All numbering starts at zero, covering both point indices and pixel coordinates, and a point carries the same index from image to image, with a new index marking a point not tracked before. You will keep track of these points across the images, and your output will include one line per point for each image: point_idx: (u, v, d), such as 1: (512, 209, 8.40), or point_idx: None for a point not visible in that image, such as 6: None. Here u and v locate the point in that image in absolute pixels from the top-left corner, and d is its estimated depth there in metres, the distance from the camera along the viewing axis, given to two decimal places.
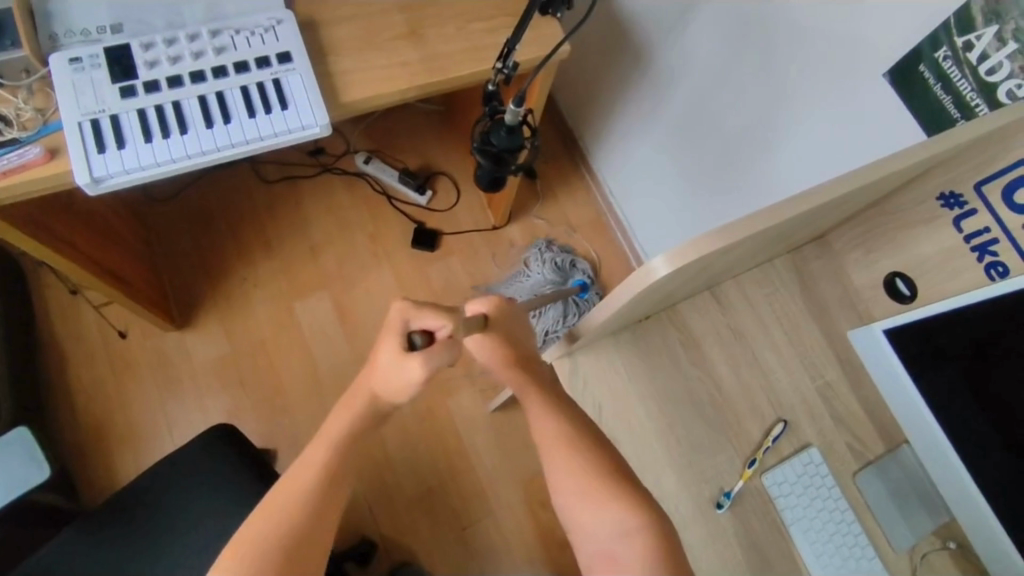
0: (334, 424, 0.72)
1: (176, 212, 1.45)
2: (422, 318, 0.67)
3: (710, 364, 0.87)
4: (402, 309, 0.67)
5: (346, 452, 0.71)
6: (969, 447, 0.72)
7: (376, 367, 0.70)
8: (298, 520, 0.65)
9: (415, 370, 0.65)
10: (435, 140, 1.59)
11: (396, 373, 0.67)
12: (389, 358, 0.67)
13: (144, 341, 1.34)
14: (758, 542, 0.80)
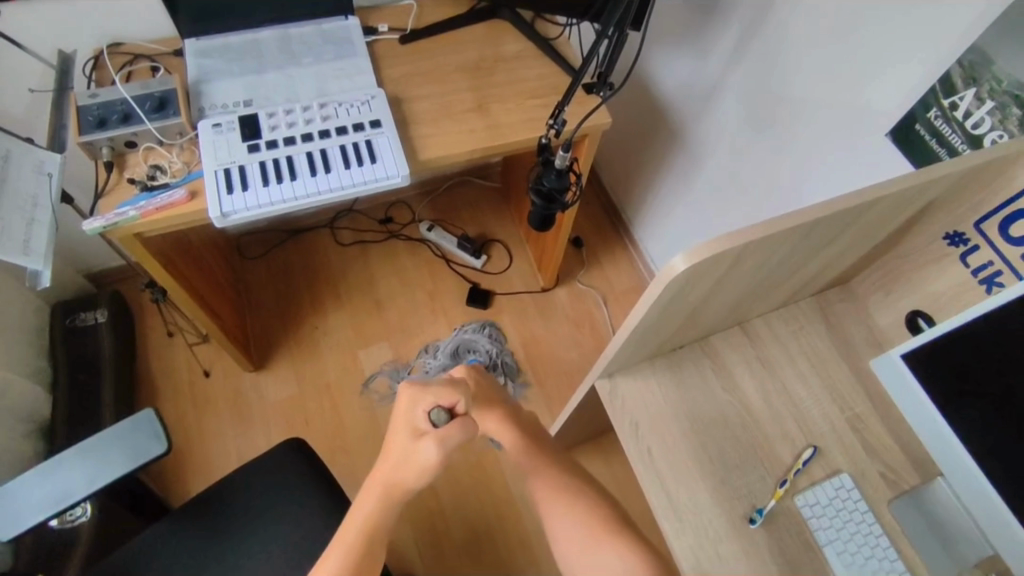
0: (346, 532, 0.69)
1: (262, 268, 1.65)
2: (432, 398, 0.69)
3: (740, 390, 0.93)
4: (410, 394, 0.69)
5: (359, 561, 0.68)
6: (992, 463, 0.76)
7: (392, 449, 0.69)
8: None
9: (432, 451, 0.67)
10: (491, 212, 1.78)
11: (413, 456, 0.67)
12: (405, 448, 0.69)
13: (224, 378, 1.50)
14: (792, 561, 0.83)
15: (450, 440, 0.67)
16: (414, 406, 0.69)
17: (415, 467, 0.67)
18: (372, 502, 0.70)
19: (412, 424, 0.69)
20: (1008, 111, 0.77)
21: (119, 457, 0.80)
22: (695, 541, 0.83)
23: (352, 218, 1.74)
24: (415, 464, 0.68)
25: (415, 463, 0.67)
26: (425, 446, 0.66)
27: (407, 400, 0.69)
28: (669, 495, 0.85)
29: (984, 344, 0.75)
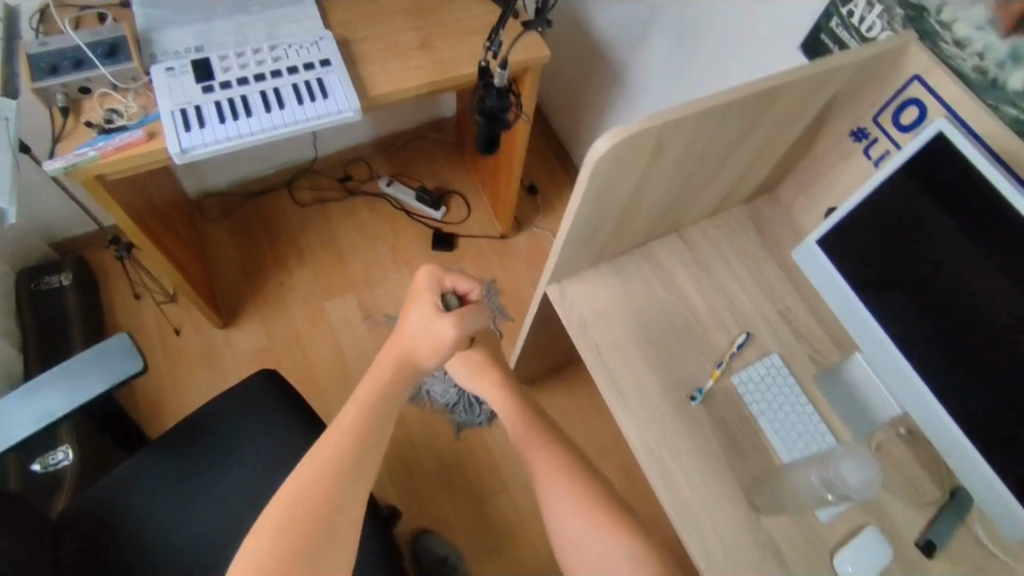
0: (361, 399, 0.75)
1: (224, 230, 1.68)
2: (453, 282, 0.82)
3: (679, 289, 1.02)
4: (434, 275, 0.82)
5: (357, 448, 0.70)
6: (891, 321, 0.87)
7: (411, 323, 0.80)
8: (336, 482, 0.66)
9: (449, 327, 0.78)
10: (448, 165, 1.83)
11: (432, 330, 0.78)
12: (423, 318, 0.80)
13: (194, 336, 1.53)
14: (729, 430, 0.92)
15: (463, 320, 0.79)
16: (434, 286, 0.82)
17: (431, 339, 0.78)
18: (362, 405, 0.74)
19: (430, 300, 0.80)
20: (893, 12, 0.86)
21: (100, 376, 0.85)
22: (642, 419, 0.92)
23: (311, 178, 1.78)
24: (431, 335, 0.79)
25: (432, 335, 0.78)
26: (445, 321, 0.78)
27: (431, 278, 0.81)
28: (617, 381, 0.94)
29: (880, 218, 0.85)
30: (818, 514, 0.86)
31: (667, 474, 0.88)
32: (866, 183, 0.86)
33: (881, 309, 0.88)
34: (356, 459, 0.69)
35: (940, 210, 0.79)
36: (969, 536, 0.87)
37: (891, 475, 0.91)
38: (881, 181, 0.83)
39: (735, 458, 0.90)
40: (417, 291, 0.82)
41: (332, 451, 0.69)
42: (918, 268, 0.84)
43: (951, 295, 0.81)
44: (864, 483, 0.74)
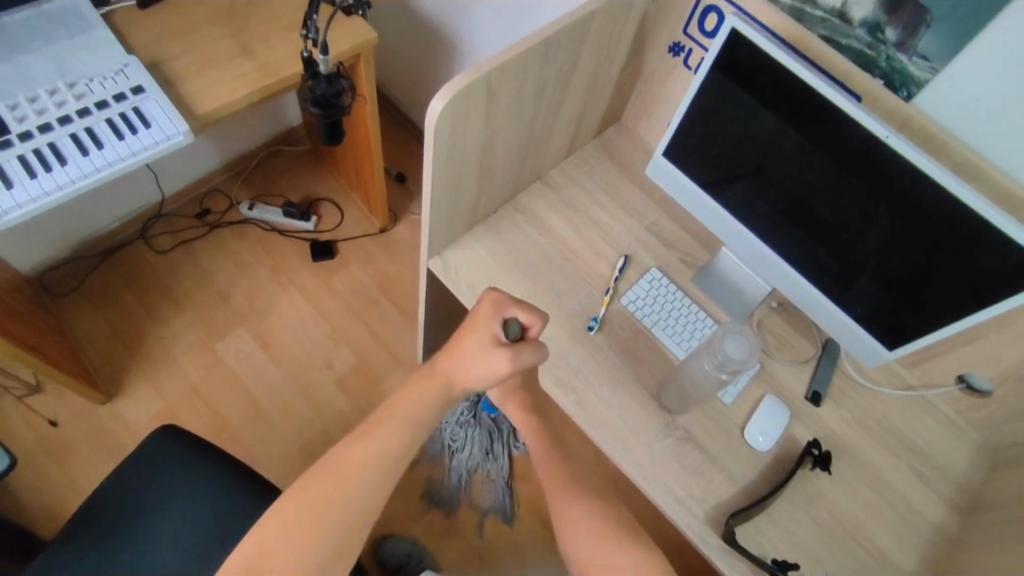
0: (389, 422, 0.70)
1: (80, 298, 1.53)
2: (518, 312, 0.71)
3: (553, 231, 1.06)
4: (498, 301, 0.71)
5: (382, 463, 0.68)
6: (739, 209, 0.98)
7: (466, 345, 0.71)
8: (341, 510, 0.65)
9: (502, 363, 0.68)
10: (308, 174, 1.77)
11: (483, 360, 0.69)
12: (479, 344, 0.70)
13: (75, 420, 1.40)
14: (630, 347, 0.98)
15: (518, 356, 0.69)
16: (498, 311, 0.71)
17: (481, 370, 0.69)
18: (400, 414, 0.70)
19: (491, 326, 0.70)
20: None
21: None
22: (549, 360, 0.95)
23: (166, 221, 1.66)
24: (484, 369, 0.70)
25: (485, 367, 0.69)
26: (501, 356, 0.68)
27: (495, 304, 0.71)
28: None
29: (705, 121, 0.93)
30: (722, 397, 0.97)
31: (586, 404, 0.93)
32: (685, 92, 0.93)
33: (728, 201, 0.98)
34: (366, 488, 0.67)
35: (751, 103, 0.86)
36: (839, 375, 1.03)
37: (773, 345, 1.03)
38: (695, 92, 0.90)
39: (641, 371, 0.97)
40: (483, 307, 0.72)
41: (350, 475, 0.67)
42: (745, 158, 0.93)
43: (776, 174, 0.91)
44: (746, 353, 0.84)
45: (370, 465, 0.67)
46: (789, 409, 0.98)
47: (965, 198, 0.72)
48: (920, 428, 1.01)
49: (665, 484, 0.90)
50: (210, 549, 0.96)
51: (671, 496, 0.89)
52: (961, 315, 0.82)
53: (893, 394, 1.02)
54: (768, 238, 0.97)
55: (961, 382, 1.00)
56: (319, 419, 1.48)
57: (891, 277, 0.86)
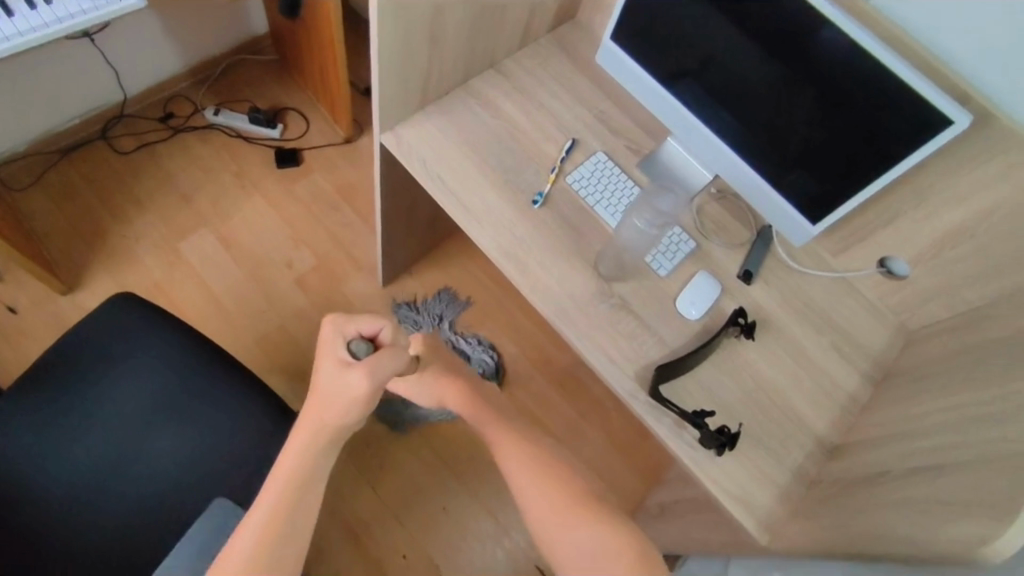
0: (279, 480, 0.68)
1: (40, 193, 1.54)
2: (360, 325, 0.72)
3: (505, 114, 1.09)
4: (336, 325, 0.71)
5: (294, 505, 0.66)
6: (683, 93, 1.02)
7: (323, 386, 0.69)
8: (263, 556, 0.63)
9: (360, 378, 0.67)
10: (274, 84, 1.77)
11: (340, 388, 0.67)
12: (333, 375, 0.68)
13: (35, 308, 1.42)
14: (573, 222, 1.03)
15: (376, 368, 0.68)
16: (336, 339, 0.71)
17: (343, 400, 0.68)
18: (293, 457, 0.69)
19: (340, 355, 0.69)
20: None
21: None
22: (492, 229, 1.00)
23: (127, 122, 1.65)
24: (342, 393, 0.67)
25: (342, 396, 0.68)
26: (354, 374, 0.67)
27: (334, 328, 0.71)
28: (466, 203, 1.01)
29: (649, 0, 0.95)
30: (657, 270, 1.02)
31: (526, 270, 0.98)
32: None
33: (670, 83, 1.02)
34: (278, 547, 0.64)
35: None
36: (770, 258, 1.09)
37: (709, 228, 1.09)
38: None
39: (582, 244, 1.01)
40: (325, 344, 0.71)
41: (250, 541, 0.64)
42: (689, 37, 0.95)
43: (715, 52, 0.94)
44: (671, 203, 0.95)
45: (270, 525, 0.64)
46: (719, 284, 1.04)
47: (885, 60, 0.77)
48: (843, 310, 1.08)
49: (598, 345, 0.96)
50: (164, 402, 0.99)
51: (604, 354, 0.95)
52: (881, 174, 0.87)
53: (816, 275, 1.09)
54: (707, 119, 1.01)
55: (881, 266, 1.07)
56: (280, 316, 1.53)
57: (809, 152, 0.92)
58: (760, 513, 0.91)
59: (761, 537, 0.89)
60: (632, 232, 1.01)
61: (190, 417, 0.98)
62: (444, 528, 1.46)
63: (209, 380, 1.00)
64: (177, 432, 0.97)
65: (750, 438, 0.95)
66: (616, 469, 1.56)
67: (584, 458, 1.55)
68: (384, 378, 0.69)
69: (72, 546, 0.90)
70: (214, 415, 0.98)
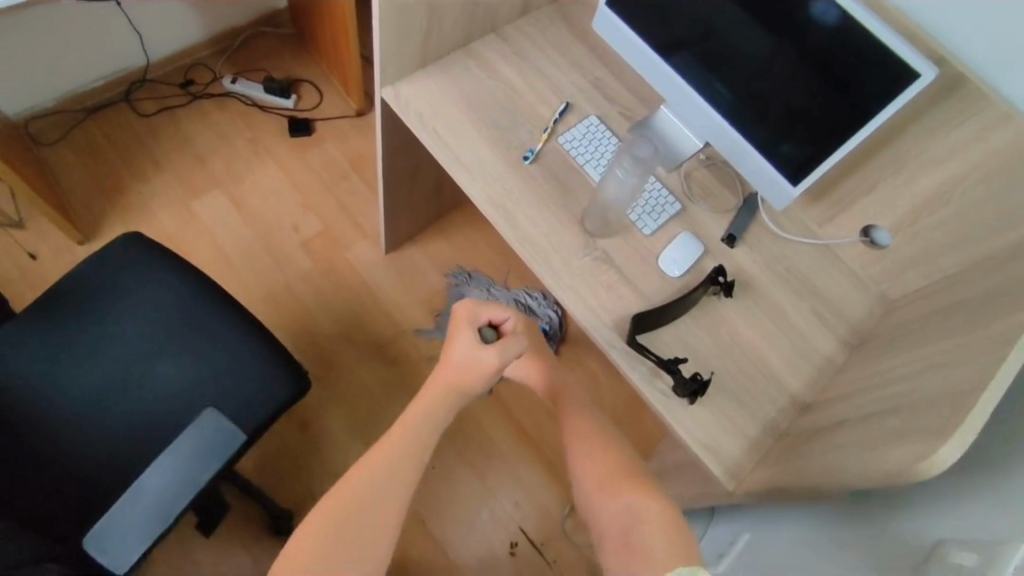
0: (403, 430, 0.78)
1: (65, 149, 1.62)
2: (490, 312, 0.83)
3: (503, 77, 1.14)
4: (473, 307, 0.83)
5: (401, 459, 0.75)
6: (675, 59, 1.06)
7: (455, 356, 0.81)
8: (373, 497, 0.71)
9: (491, 356, 0.80)
10: (291, 57, 1.83)
11: (475, 362, 0.80)
12: (468, 349, 0.81)
13: (54, 255, 1.49)
14: (561, 180, 1.07)
15: (505, 350, 0.80)
16: (472, 319, 0.83)
17: (472, 370, 0.80)
18: (416, 416, 0.80)
19: (472, 332, 0.82)
20: None
21: None
22: (485, 182, 1.05)
23: (150, 87, 1.72)
24: (475, 367, 0.80)
25: (473, 366, 0.80)
26: (488, 351, 0.79)
27: (471, 309, 0.83)
28: (460, 156, 1.06)
29: None
30: (642, 229, 1.05)
31: (514, 222, 1.02)
32: None
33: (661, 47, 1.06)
34: (387, 490, 0.72)
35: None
36: (755, 225, 1.10)
37: (696, 193, 1.12)
38: None
39: (570, 200, 1.05)
40: (459, 321, 0.83)
41: (366, 479, 0.73)
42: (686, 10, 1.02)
43: (710, 23, 1.01)
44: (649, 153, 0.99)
45: (387, 469, 0.74)
46: (703, 245, 1.06)
47: (866, 20, 0.87)
48: (824, 276, 1.07)
49: (579, 295, 0.99)
50: (163, 334, 1.04)
51: (585, 303, 0.99)
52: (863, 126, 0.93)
53: (800, 244, 1.09)
54: (695, 84, 1.05)
55: (865, 236, 1.07)
56: (286, 276, 1.59)
57: (791, 112, 0.98)
58: (728, 461, 0.93)
59: (727, 483, 0.93)
60: (615, 182, 1.01)
61: (190, 348, 1.03)
62: (434, 487, 1.50)
63: (209, 316, 1.05)
64: (177, 361, 1.02)
65: (723, 391, 0.97)
66: None
67: None
68: (507, 361, 0.81)
69: (71, 464, 0.96)
70: (213, 347, 1.03)
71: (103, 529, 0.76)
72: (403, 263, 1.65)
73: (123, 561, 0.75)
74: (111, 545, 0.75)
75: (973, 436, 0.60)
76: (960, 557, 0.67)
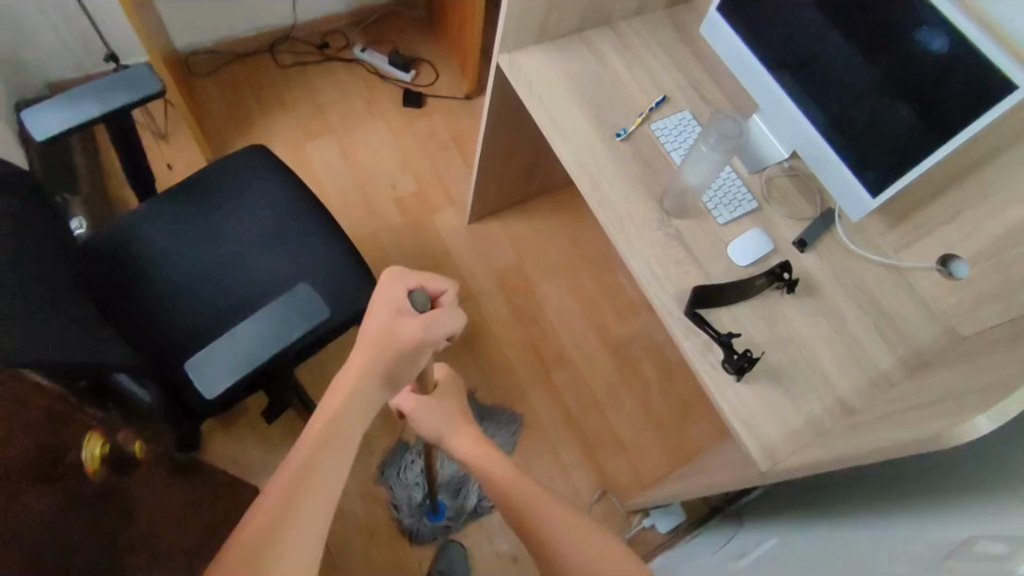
0: (328, 416, 0.76)
1: (211, 83, 1.83)
2: (426, 283, 0.84)
3: (609, 63, 1.23)
4: (400, 276, 0.83)
5: (329, 448, 0.71)
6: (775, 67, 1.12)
7: (377, 322, 0.82)
8: (302, 486, 0.65)
9: (413, 326, 0.80)
10: (416, 38, 2.01)
11: (396, 330, 0.81)
12: (392, 317, 0.82)
13: (184, 169, 1.69)
14: (647, 160, 1.14)
15: (431, 321, 0.81)
16: (400, 288, 0.83)
17: (393, 338, 0.81)
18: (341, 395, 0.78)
19: (398, 300, 0.82)
20: None
21: (129, 90, 1.02)
22: (576, 149, 1.13)
23: (291, 43, 1.93)
24: (395, 336, 0.81)
25: (396, 334, 0.81)
26: (412, 321, 0.80)
27: (399, 279, 0.82)
28: (557, 124, 1.15)
29: None
30: (716, 218, 1.10)
31: (597, 188, 1.10)
32: None
33: (762, 51, 1.14)
34: (318, 470, 0.68)
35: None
36: (828, 236, 1.13)
37: (774, 197, 1.15)
38: None
39: (652, 179, 1.12)
40: (385, 288, 0.83)
41: (298, 462, 0.68)
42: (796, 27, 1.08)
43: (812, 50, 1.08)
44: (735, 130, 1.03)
45: (315, 450, 0.70)
46: (774, 244, 1.10)
47: (976, 41, 0.85)
48: (894, 298, 1.08)
49: (646, 262, 1.06)
50: (271, 233, 1.18)
51: (651, 272, 1.05)
52: (920, 159, 0.98)
53: (871, 261, 1.11)
54: (794, 93, 1.12)
55: (942, 267, 1.08)
56: (375, 226, 1.72)
57: (879, 129, 1.02)
58: (766, 442, 0.95)
59: (761, 461, 0.94)
60: (697, 157, 1.06)
61: (290, 250, 1.17)
62: None
63: (312, 226, 1.19)
64: (278, 257, 1.16)
65: (773, 377, 1.00)
66: (647, 442, 1.58)
67: (617, 423, 1.59)
68: (432, 333, 0.82)
69: (173, 327, 1.09)
70: (309, 253, 1.16)
71: (202, 360, 0.85)
72: (482, 236, 1.76)
73: (210, 389, 0.84)
74: (205, 374, 0.85)
75: (1015, 410, 0.60)
76: (988, 545, 0.66)
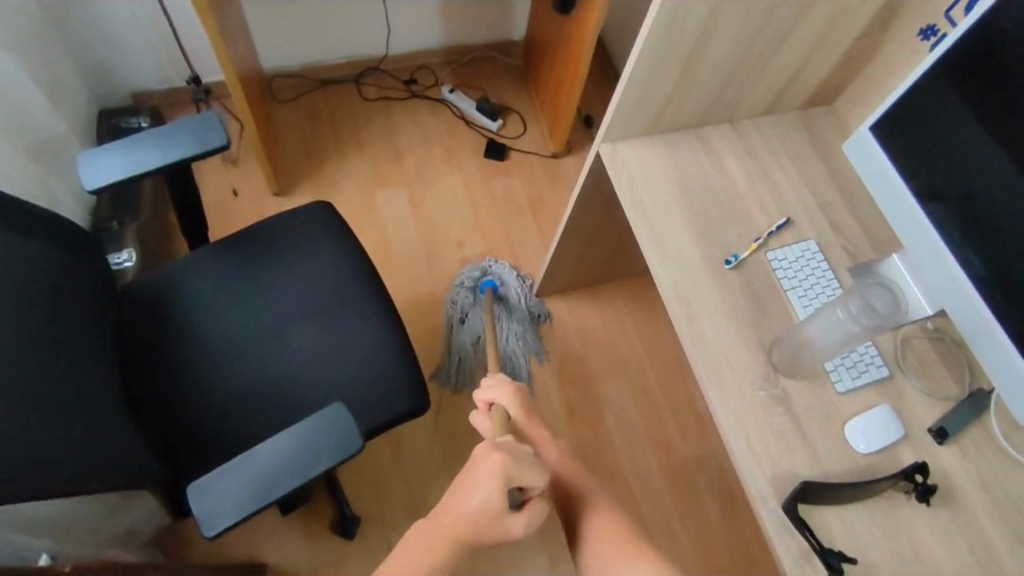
0: None
1: (293, 109, 1.77)
2: (523, 477, 0.67)
3: (725, 169, 1.06)
4: (506, 467, 0.67)
5: None
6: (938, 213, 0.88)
7: (461, 497, 0.69)
8: None
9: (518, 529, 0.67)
10: (508, 86, 1.89)
11: (487, 526, 0.67)
12: (485, 514, 0.67)
13: (250, 198, 1.62)
14: (758, 295, 0.96)
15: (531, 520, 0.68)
16: (495, 485, 0.67)
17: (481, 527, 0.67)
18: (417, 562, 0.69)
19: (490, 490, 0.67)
20: None
21: (190, 141, 0.92)
22: (676, 272, 0.96)
23: (379, 76, 1.84)
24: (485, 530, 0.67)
25: (490, 528, 0.67)
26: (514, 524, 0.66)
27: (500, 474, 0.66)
28: (656, 236, 0.98)
29: (924, 102, 0.87)
30: (835, 384, 0.90)
31: (694, 322, 0.93)
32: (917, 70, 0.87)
33: (924, 193, 0.89)
34: None
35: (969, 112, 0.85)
36: (977, 425, 0.90)
37: (910, 365, 0.94)
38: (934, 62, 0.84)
39: (761, 322, 0.94)
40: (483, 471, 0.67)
41: None
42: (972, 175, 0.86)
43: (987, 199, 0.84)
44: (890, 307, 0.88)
45: None
46: (904, 429, 0.89)
47: None
48: None
49: (741, 428, 0.87)
50: (316, 307, 1.06)
51: (745, 442, 0.86)
52: None
53: None
54: (965, 258, 0.86)
55: None
56: (434, 285, 1.59)
57: None
58: None
59: None
60: (827, 320, 0.91)
61: (333, 329, 1.04)
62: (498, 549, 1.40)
63: (361, 303, 1.07)
64: (317, 336, 1.04)
65: None
66: None
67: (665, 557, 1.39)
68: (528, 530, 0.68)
69: (198, 403, 0.99)
70: (351, 335, 1.04)
71: (206, 483, 0.74)
72: (546, 315, 1.60)
73: (211, 525, 0.72)
74: (210, 500, 0.73)
75: None
76: None
